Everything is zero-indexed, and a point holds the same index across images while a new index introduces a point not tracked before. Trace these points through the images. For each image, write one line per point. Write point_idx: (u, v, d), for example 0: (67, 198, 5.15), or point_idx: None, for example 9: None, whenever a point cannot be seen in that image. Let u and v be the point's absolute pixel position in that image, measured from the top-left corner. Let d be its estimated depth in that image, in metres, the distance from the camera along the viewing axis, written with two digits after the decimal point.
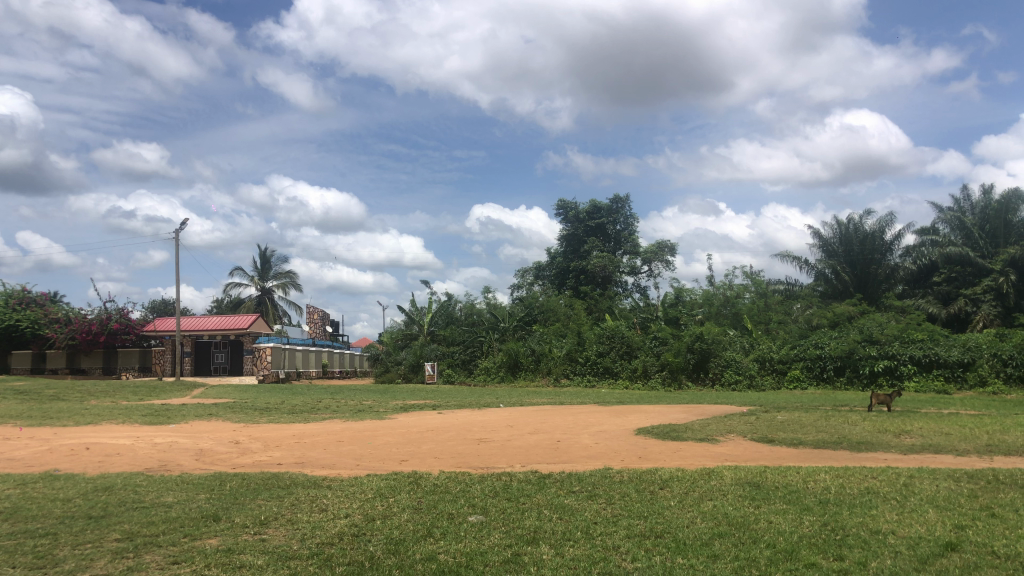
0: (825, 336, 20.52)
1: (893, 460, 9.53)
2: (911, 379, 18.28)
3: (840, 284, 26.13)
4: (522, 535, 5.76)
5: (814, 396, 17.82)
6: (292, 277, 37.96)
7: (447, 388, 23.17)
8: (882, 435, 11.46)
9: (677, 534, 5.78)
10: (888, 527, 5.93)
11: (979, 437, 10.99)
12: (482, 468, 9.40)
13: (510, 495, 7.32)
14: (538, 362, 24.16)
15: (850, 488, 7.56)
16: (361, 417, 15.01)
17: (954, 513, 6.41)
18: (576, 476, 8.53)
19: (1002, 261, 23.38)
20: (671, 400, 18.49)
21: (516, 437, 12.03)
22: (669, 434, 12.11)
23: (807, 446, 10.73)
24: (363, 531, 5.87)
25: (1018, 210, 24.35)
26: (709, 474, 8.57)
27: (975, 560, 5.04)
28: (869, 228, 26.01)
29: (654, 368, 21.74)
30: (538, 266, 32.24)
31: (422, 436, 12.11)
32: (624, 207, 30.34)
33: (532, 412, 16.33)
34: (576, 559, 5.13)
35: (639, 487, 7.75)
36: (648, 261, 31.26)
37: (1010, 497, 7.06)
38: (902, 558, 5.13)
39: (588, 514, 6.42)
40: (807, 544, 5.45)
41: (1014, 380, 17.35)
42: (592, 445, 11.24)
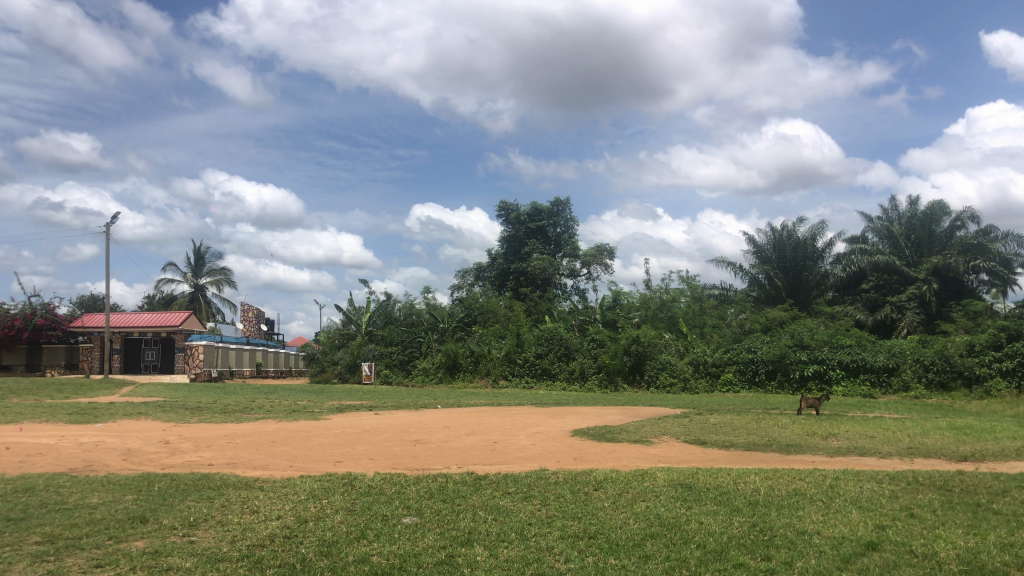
0: (757, 340, 20.95)
1: (820, 462, 9.78)
2: (839, 383, 18.82)
3: (772, 290, 26.88)
4: (456, 537, 5.72)
5: (746, 400, 18.16)
6: (226, 274, 37.15)
7: (384, 389, 22.99)
8: (810, 438, 11.75)
9: (610, 535, 5.83)
10: (813, 527, 6.07)
11: (900, 440, 11.36)
12: (417, 469, 9.33)
13: (446, 496, 7.28)
14: (476, 363, 24.12)
15: (779, 489, 7.74)
16: (295, 417, 14.75)
17: (876, 514, 6.61)
18: (512, 477, 8.51)
19: (925, 270, 24.33)
20: (607, 403, 18.64)
21: (452, 438, 11.98)
22: (604, 436, 12.21)
23: (738, 448, 10.95)
24: (295, 533, 5.76)
25: (941, 221, 25.28)
26: (643, 475, 8.65)
27: (895, 559, 5.19)
28: (801, 236, 26.68)
29: (591, 370, 21.93)
30: (478, 267, 32.18)
31: (357, 437, 11.97)
32: (565, 210, 30.58)
33: (470, 413, 16.27)
34: (510, 560, 5.12)
35: (574, 488, 7.80)
36: (588, 264, 31.50)
37: (929, 498, 7.31)
38: (826, 557, 5.26)
39: (523, 516, 6.42)
40: (736, 545, 5.54)
41: (935, 385, 17.99)
42: (528, 446, 11.26)
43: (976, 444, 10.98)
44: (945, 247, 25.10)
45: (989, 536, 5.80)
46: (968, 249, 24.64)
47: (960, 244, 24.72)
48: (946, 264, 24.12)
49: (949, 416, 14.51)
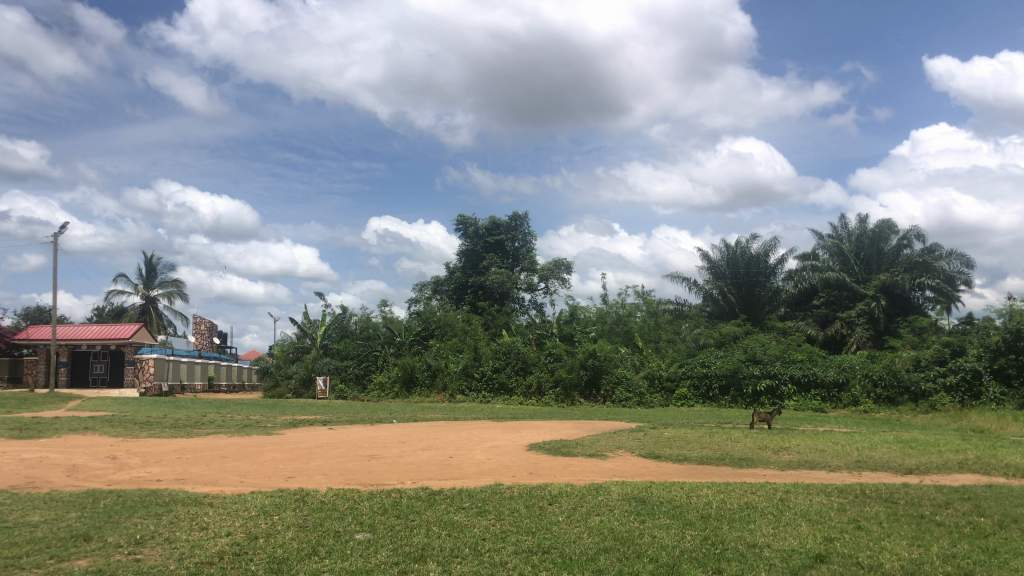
0: (711, 355, 21.16)
1: (771, 476, 9.90)
2: (790, 399, 19.13)
3: (726, 305, 27.13)
4: (409, 553, 5.66)
5: (700, 414, 18.31)
6: (178, 286, 36.49)
7: (338, 403, 22.72)
8: (762, 451, 11.91)
9: (564, 549, 5.83)
10: (764, 540, 6.13)
11: (849, 454, 11.56)
12: (371, 484, 9.23)
13: (399, 512, 7.21)
14: (433, 377, 23.96)
15: (731, 502, 7.81)
16: (247, 432, 14.51)
17: (825, 527, 6.71)
18: (466, 492, 8.46)
19: (874, 287, 24.93)
20: (563, 417, 18.67)
21: (408, 453, 11.89)
22: (560, 450, 12.23)
23: (692, 461, 11.04)
24: (245, 550, 5.66)
25: (889, 239, 25.87)
26: (597, 489, 8.67)
27: (841, 571, 5.27)
28: (754, 252, 27.07)
29: (548, 385, 21.95)
30: (435, 280, 32.04)
31: (311, 452, 11.80)
32: (523, 225, 30.70)
33: (426, 428, 16.16)
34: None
35: (529, 503, 7.77)
36: (546, 279, 31.58)
37: (875, 510, 7.45)
38: (775, 570, 5.31)
39: (477, 531, 6.38)
40: (688, 558, 5.58)
41: (882, 400, 18.39)
42: (484, 461, 11.22)
43: (921, 456, 11.24)
44: (893, 264, 25.66)
45: (933, 548, 5.92)
46: (914, 266, 25.30)
47: (907, 261, 25.34)
48: (893, 281, 24.78)
49: (896, 430, 14.84)
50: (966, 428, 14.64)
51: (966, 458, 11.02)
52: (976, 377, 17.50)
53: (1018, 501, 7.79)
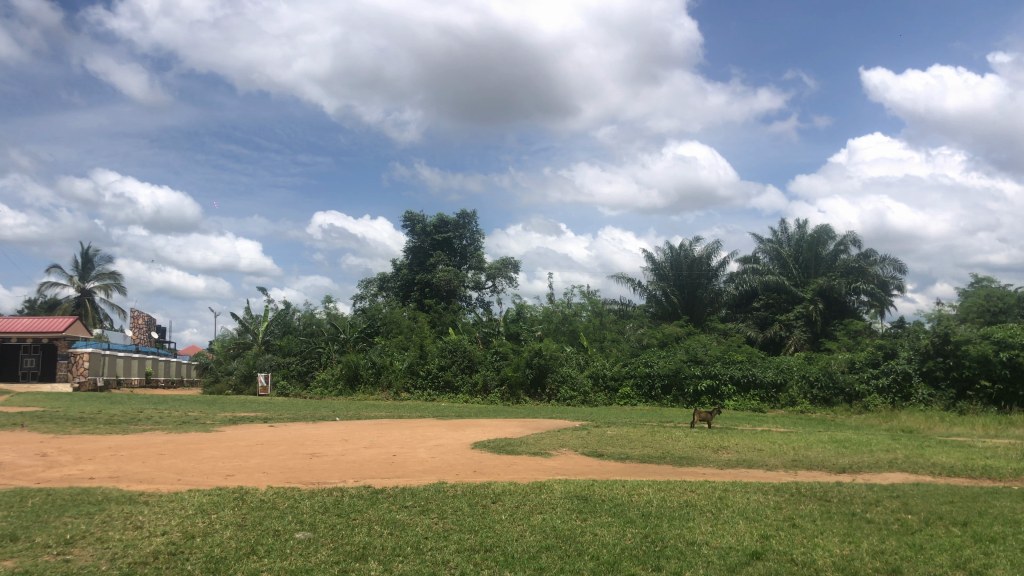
0: (654, 355, 21.46)
1: (710, 474, 10.12)
2: (730, 399, 19.53)
3: (669, 305, 27.52)
4: (350, 552, 5.66)
5: (642, 413, 18.55)
6: (116, 279, 35.59)
7: (281, 400, 22.39)
8: (701, 450, 12.15)
9: (507, 547, 5.87)
10: (702, 538, 6.28)
11: (785, 453, 11.87)
12: (313, 482, 9.16)
13: (341, 511, 7.19)
14: (378, 374, 23.77)
15: (670, 500, 7.97)
16: (186, 428, 14.26)
17: (759, 524, 6.90)
18: (409, 491, 8.46)
19: (812, 290, 25.60)
20: (507, 415, 18.72)
21: (351, 452, 11.81)
22: (505, 448, 12.29)
23: (633, 460, 11.22)
24: (181, 549, 5.59)
25: (827, 244, 26.57)
26: (540, 487, 8.76)
27: (775, 567, 5.43)
28: (697, 254, 27.54)
29: (494, 383, 21.95)
30: (382, 277, 31.83)
31: (252, 450, 11.65)
32: (471, 223, 30.71)
33: (370, 425, 16.10)
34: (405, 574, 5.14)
35: (471, 501, 7.81)
36: (493, 277, 31.63)
37: (808, 508, 7.67)
38: (712, 567, 5.45)
39: (419, 529, 6.40)
40: (628, 556, 5.69)
41: (818, 401, 18.91)
42: (428, 459, 11.24)
43: (853, 456, 11.60)
44: (830, 268, 26.39)
45: (862, 544, 6.15)
46: (850, 271, 26.06)
47: (843, 266, 26.07)
48: (830, 285, 25.49)
49: (830, 429, 15.29)
50: (896, 428, 15.17)
51: (895, 457, 11.42)
52: (906, 379, 18.35)
53: (943, 499, 8.13)
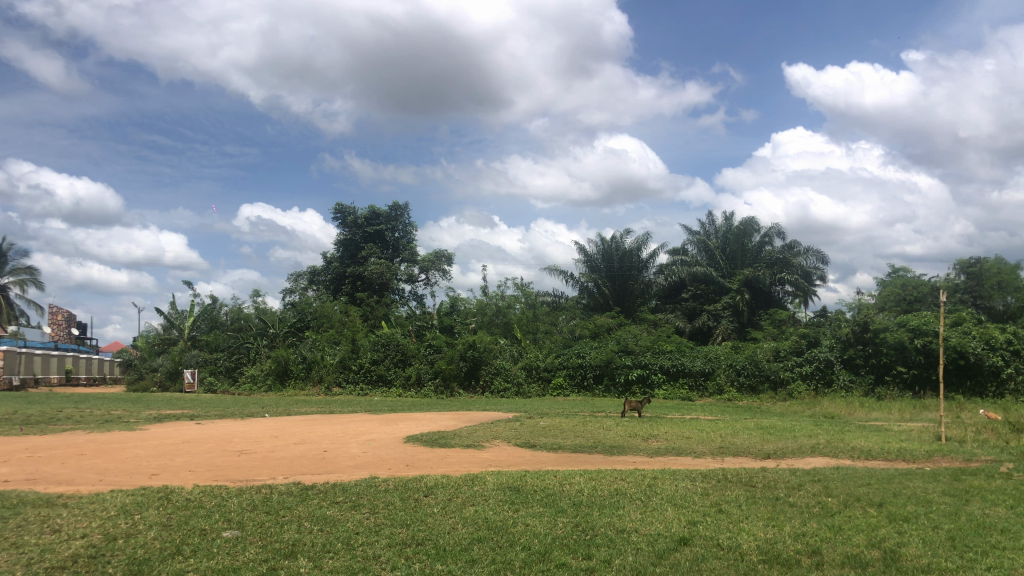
0: (586, 346, 21.63)
1: (640, 462, 10.25)
2: (660, 387, 19.84)
3: (600, 297, 27.70)
4: (279, 549, 5.53)
5: (574, 403, 18.67)
6: (33, 274, 34.17)
7: (208, 397, 21.79)
8: (632, 439, 12.29)
9: (438, 541, 5.83)
10: (632, 525, 6.34)
11: (713, 440, 12.10)
12: (241, 480, 8.94)
13: (270, 508, 7.02)
14: (308, 369, 23.31)
15: (601, 489, 8.03)
16: (107, 428, 13.78)
17: (688, 511, 7.00)
18: (340, 486, 8.35)
19: (738, 281, 26.19)
20: (441, 408, 18.67)
21: (279, 448, 11.59)
22: (437, 441, 12.25)
23: (565, 450, 11.28)
24: (102, 552, 5.38)
25: (752, 236, 27.17)
26: (473, 479, 8.74)
27: (703, 553, 5.51)
28: (628, 246, 27.75)
29: (427, 376, 21.72)
30: (312, 270, 31.31)
31: (177, 448, 11.32)
32: (403, 215, 30.42)
33: (300, 421, 15.83)
34: (334, 571, 5.04)
35: (403, 495, 7.74)
36: (426, 270, 31.40)
37: (735, 494, 7.83)
38: (642, 554, 5.50)
39: (350, 525, 6.30)
40: (558, 545, 5.70)
41: (745, 388, 19.35)
42: (360, 454, 11.10)
43: (778, 442, 11.88)
44: (755, 260, 27.02)
45: (786, 527, 6.29)
46: (775, 263, 26.74)
47: (768, 257, 26.73)
48: (755, 276, 26.14)
49: (756, 417, 15.66)
50: (819, 414, 15.64)
51: (817, 442, 11.73)
52: (828, 366, 18.92)
53: (861, 481, 8.40)
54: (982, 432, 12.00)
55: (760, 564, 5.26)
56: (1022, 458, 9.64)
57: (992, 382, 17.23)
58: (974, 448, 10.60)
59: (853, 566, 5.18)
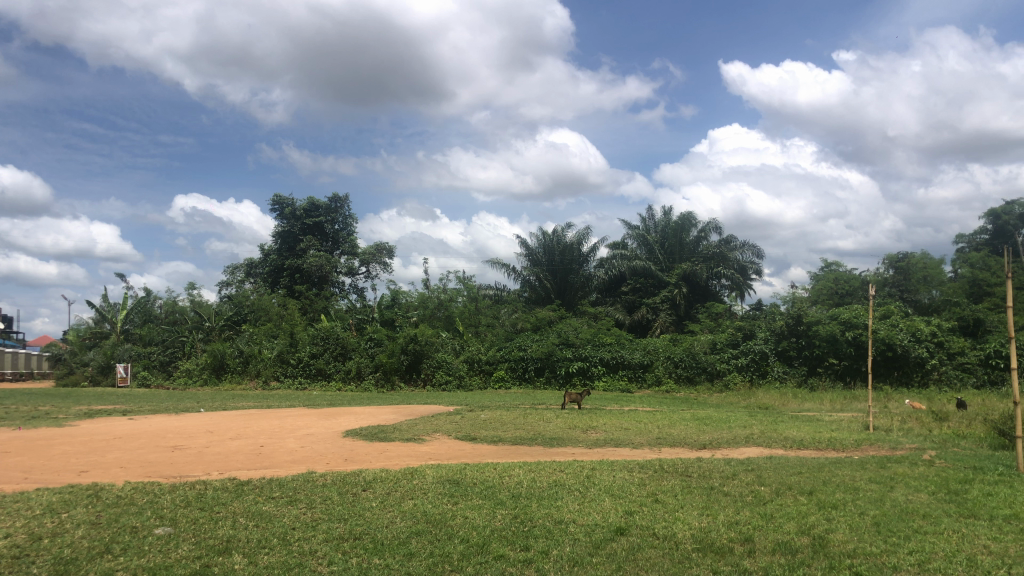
0: (527, 339, 21.65)
1: (579, 454, 10.30)
2: (600, 379, 19.99)
3: (542, 290, 27.73)
4: (213, 546, 5.39)
5: (516, 396, 18.65)
6: None
7: (141, 392, 21.18)
8: (571, 431, 12.35)
9: (376, 534, 5.76)
10: (570, 516, 6.36)
11: (651, 431, 12.24)
12: (175, 476, 8.70)
13: (204, 504, 6.85)
14: (245, 364, 22.80)
15: (540, 481, 8.05)
16: (32, 425, 13.28)
17: (624, 501, 7.05)
18: (276, 481, 8.19)
19: (676, 275, 26.57)
20: (381, 402, 18.50)
21: (215, 444, 11.32)
22: (376, 435, 12.12)
23: (505, 443, 11.28)
24: (25, 552, 5.16)
25: (690, 231, 27.59)
26: (412, 473, 8.66)
27: (638, 542, 5.55)
28: (569, 240, 27.79)
29: (368, 370, 21.43)
30: (249, 263, 30.71)
31: (107, 445, 10.97)
32: (343, 207, 30.04)
33: (236, 416, 15.55)
34: (269, 567, 4.94)
35: (341, 490, 7.63)
36: (366, 263, 31.06)
37: (671, 483, 7.92)
38: (579, 544, 5.52)
39: (286, 520, 6.17)
40: (497, 537, 5.68)
41: (683, 379, 19.64)
42: (298, 449, 10.93)
43: (714, 433, 12.06)
44: (692, 254, 27.45)
45: (719, 516, 6.38)
46: (711, 257, 27.21)
47: (705, 252, 27.20)
48: (693, 270, 26.56)
49: (693, 408, 15.91)
50: (753, 405, 15.98)
51: (752, 433, 11.93)
52: (763, 358, 19.36)
53: (793, 470, 8.58)
54: (907, 421, 12.40)
55: (694, 552, 5.32)
56: (944, 446, 9.97)
57: (917, 372, 17.83)
58: (900, 437, 10.94)
59: (783, 553, 5.28)
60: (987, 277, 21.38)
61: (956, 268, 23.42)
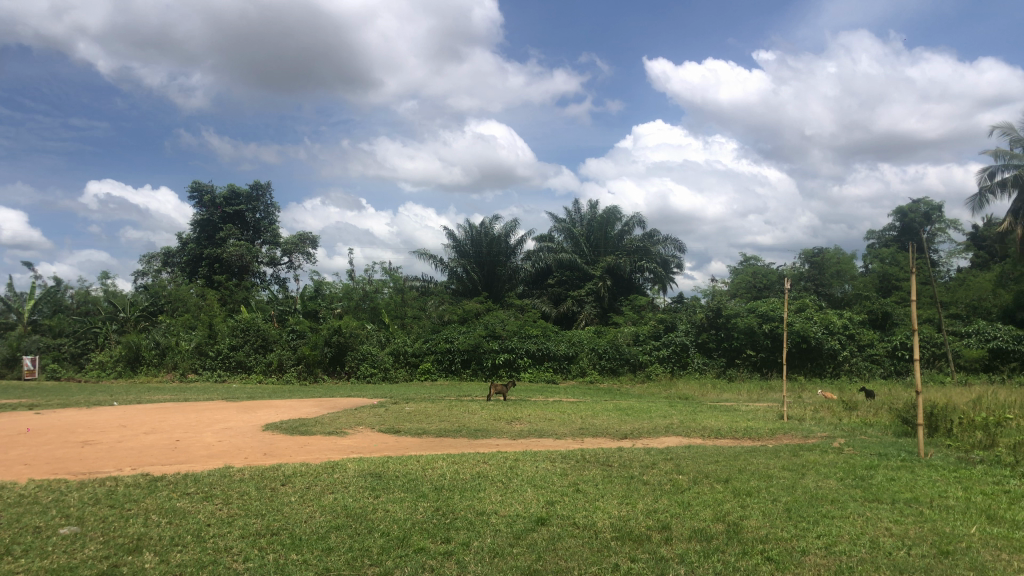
0: (454, 331, 21.51)
1: (502, 445, 10.29)
2: (526, 371, 20.06)
3: (469, 282, 27.52)
4: (122, 544, 5.17)
5: (441, 388, 18.56)
6: None
7: (49, 385, 20.28)
8: (495, 422, 12.34)
9: (294, 530, 5.62)
10: (492, 507, 6.34)
11: (574, 422, 12.32)
12: (83, 473, 8.34)
13: (113, 502, 6.57)
14: (161, 356, 22.07)
15: (462, 472, 8.00)
16: None
17: (546, 491, 7.08)
18: (191, 477, 7.92)
19: (601, 268, 26.85)
20: (303, 395, 18.15)
21: (128, 439, 10.90)
22: (297, 429, 11.87)
23: (429, 435, 11.19)
24: None
25: (614, 225, 27.91)
26: (332, 467, 8.49)
27: (559, 532, 5.56)
28: (496, 232, 27.64)
29: (290, 362, 20.95)
30: (167, 252, 29.72)
31: (11, 441, 10.44)
32: (264, 195, 29.36)
33: (150, 410, 15.02)
34: (182, 564, 4.77)
35: (259, 484, 7.43)
36: (289, 253, 30.43)
37: (593, 474, 7.97)
38: (500, 535, 5.49)
39: (201, 517, 5.97)
40: (418, 529, 5.61)
41: (607, 370, 19.87)
42: (215, 443, 10.61)
43: (635, 423, 12.21)
44: (617, 248, 27.77)
45: (639, 505, 6.45)
46: (635, 251, 27.57)
47: (629, 245, 27.55)
48: (617, 263, 26.87)
49: (616, 399, 16.08)
50: (674, 395, 16.26)
51: (671, 422, 12.12)
52: (683, 350, 19.76)
53: (710, 459, 8.74)
54: (820, 411, 12.79)
55: (612, 541, 5.35)
56: (853, 434, 10.32)
57: (829, 364, 18.41)
58: (812, 426, 11.28)
59: (699, 540, 5.36)
60: (895, 271, 22.27)
61: (866, 263, 24.34)
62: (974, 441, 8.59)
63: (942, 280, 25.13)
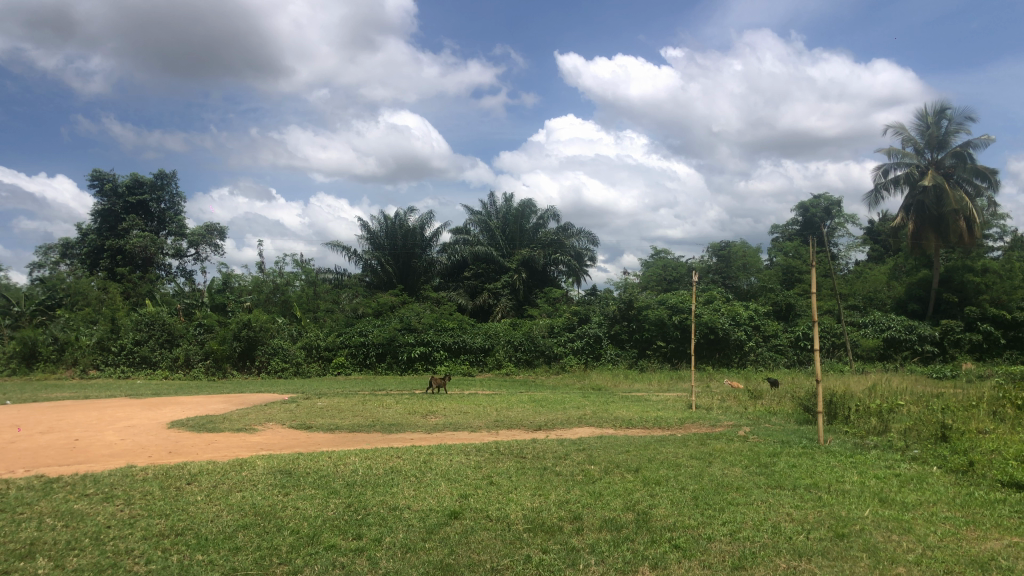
0: (368, 324, 21.22)
1: (417, 439, 10.21)
2: (442, 363, 20.00)
3: (384, 275, 27.20)
4: (14, 550, 4.89)
5: (356, 382, 18.35)
6: None
7: None
8: (410, 416, 12.24)
9: (199, 530, 5.42)
10: (404, 502, 6.27)
11: (489, 414, 12.33)
12: None
13: (4, 506, 6.22)
14: (60, 352, 21.04)
15: (375, 468, 7.90)
16: None
17: (460, 484, 7.05)
18: (91, 477, 7.59)
19: (516, 261, 26.93)
20: (211, 391, 17.61)
21: (23, 439, 10.36)
22: (204, 426, 11.51)
23: (342, 430, 11.02)
24: None
25: (529, 218, 28.05)
26: (241, 464, 8.26)
27: (472, 525, 5.53)
28: (411, 224, 27.37)
29: (197, 357, 20.25)
30: (65, 242, 28.35)
31: None
32: (170, 184, 28.32)
33: (48, 408, 14.32)
34: (78, 569, 4.54)
35: (164, 484, 7.16)
36: (196, 244, 29.48)
37: (507, 466, 7.98)
38: (413, 530, 5.43)
39: (100, 519, 5.71)
40: (328, 527, 5.50)
41: (522, 362, 19.99)
42: (117, 442, 10.19)
43: (548, 414, 12.30)
44: (532, 241, 27.92)
45: (551, 496, 6.49)
46: (550, 244, 27.76)
47: (543, 238, 27.73)
48: (531, 256, 27.00)
49: (531, 390, 16.17)
50: (587, 386, 16.44)
51: (584, 413, 12.27)
52: (596, 341, 20.07)
53: (621, 449, 8.88)
54: (726, 400, 13.15)
55: (525, 533, 5.36)
56: (757, 422, 10.65)
57: (736, 354, 18.96)
58: (719, 415, 11.59)
59: (609, 530, 5.42)
60: (797, 264, 23.10)
61: (771, 257, 25.14)
62: (869, 426, 8.96)
63: (841, 272, 26.20)
